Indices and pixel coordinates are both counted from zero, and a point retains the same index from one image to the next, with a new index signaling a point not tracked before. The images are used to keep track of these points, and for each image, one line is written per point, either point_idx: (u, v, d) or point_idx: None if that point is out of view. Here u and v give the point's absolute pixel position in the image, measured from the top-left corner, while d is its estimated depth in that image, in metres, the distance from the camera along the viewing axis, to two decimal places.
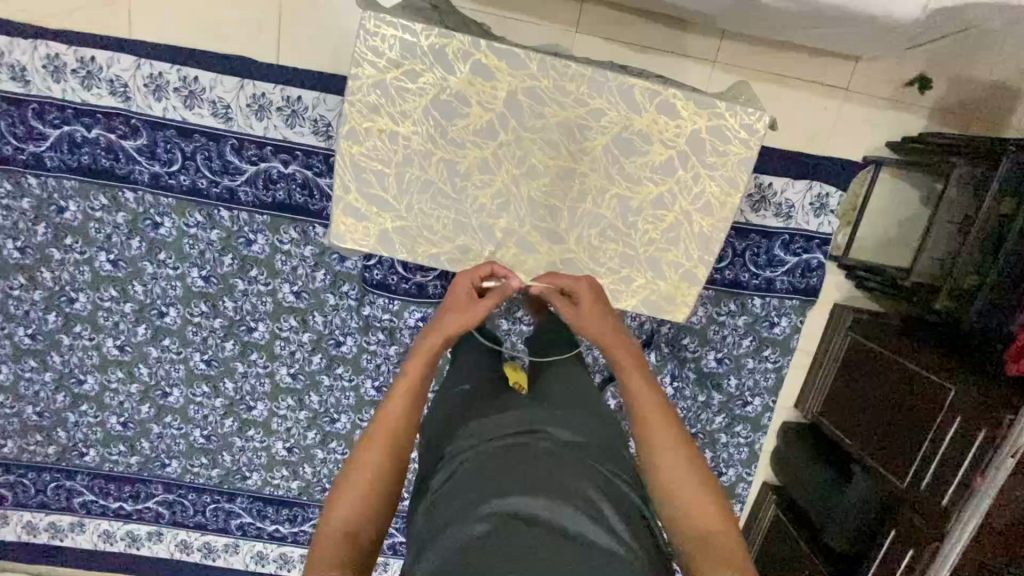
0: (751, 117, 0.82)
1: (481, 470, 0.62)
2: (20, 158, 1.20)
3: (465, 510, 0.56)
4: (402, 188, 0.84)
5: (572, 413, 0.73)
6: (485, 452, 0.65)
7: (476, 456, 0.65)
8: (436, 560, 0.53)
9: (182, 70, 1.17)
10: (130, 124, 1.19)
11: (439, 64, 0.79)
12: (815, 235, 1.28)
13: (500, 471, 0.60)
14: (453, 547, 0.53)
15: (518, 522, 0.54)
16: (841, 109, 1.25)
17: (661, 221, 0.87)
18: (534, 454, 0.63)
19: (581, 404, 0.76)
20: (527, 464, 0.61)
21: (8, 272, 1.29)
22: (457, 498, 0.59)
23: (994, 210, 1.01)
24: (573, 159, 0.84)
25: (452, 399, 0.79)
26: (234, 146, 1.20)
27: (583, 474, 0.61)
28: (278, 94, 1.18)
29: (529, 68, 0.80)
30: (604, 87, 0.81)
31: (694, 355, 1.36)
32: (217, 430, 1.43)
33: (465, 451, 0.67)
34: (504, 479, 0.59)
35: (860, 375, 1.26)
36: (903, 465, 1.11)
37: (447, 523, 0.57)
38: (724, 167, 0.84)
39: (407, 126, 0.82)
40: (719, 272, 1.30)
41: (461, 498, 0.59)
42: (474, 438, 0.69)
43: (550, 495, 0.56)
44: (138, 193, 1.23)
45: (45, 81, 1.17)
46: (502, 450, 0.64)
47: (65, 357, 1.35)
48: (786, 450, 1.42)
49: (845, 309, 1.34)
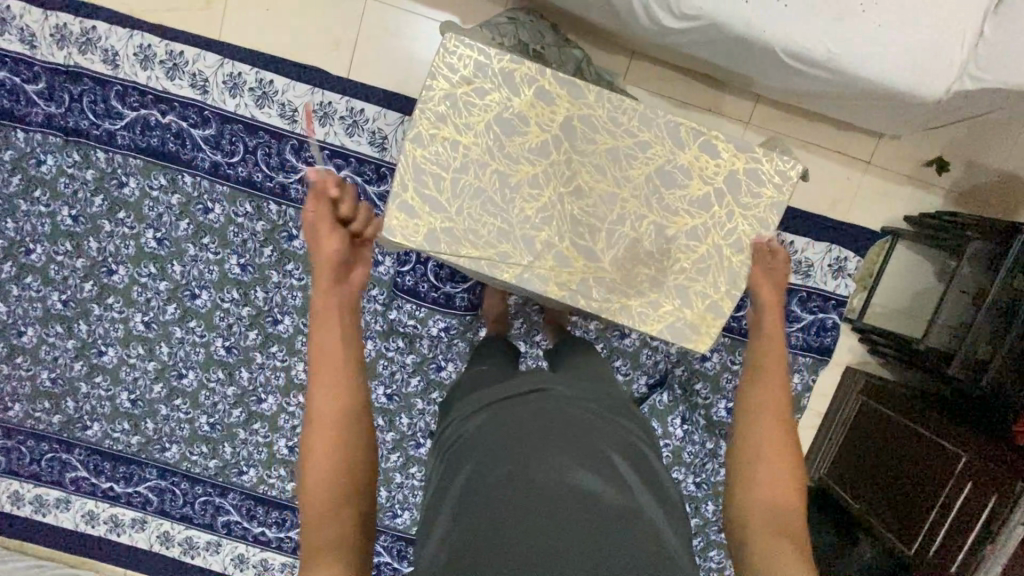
0: (785, 163, 0.91)
1: (497, 441, 0.66)
2: (95, 133, 1.29)
3: (482, 483, 0.62)
4: (455, 192, 0.90)
5: (585, 387, 0.77)
6: (502, 420, 0.69)
7: (491, 425, 0.69)
8: (468, 520, 0.60)
9: (260, 73, 1.28)
10: (202, 115, 1.29)
11: (506, 85, 0.89)
12: (831, 296, 1.33)
13: (513, 446, 0.64)
14: (484, 512, 0.59)
15: (531, 502, 0.59)
16: (862, 181, 1.33)
17: (693, 252, 0.93)
18: (544, 430, 0.66)
19: (594, 383, 0.80)
20: (537, 442, 0.64)
21: (57, 237, 1.34)
22: (474, 467, 0.64)
23: (1008, 284, 1.06)
24: (616, 184, 0.91)
25: (475, 380, 0.84)
26: (294, 146, 1.29)
27: (593, 456, 0.65)
28: (344, 104, 1.28)
29: (587, 98, 0.89)
30: (653, 123, 0.90)
31: (705, 401, 1.36)
32: (223, 420, 1.41)
33: (481, 419, 0.71)
34: (517, 456, 0.63)
35: (866, 437, 1.27)
36: (910, 530, 1.11)
37: (466, 492, 0.63)
38: (758, 208, 0.92)
39: (468, 137, 0.90)
40: (736, 321, 1.34)
41: (478, 469, 0.64)
42: (488, 406, 0.73)
43: (568, 468, 0.62)
44: (196, 178, 1.30)
45: (134, 67, 1.28)
46: (516, 422, 0.68)
47: (91, 327, 1.37)
48: None
49: (856, 372, 1.36)
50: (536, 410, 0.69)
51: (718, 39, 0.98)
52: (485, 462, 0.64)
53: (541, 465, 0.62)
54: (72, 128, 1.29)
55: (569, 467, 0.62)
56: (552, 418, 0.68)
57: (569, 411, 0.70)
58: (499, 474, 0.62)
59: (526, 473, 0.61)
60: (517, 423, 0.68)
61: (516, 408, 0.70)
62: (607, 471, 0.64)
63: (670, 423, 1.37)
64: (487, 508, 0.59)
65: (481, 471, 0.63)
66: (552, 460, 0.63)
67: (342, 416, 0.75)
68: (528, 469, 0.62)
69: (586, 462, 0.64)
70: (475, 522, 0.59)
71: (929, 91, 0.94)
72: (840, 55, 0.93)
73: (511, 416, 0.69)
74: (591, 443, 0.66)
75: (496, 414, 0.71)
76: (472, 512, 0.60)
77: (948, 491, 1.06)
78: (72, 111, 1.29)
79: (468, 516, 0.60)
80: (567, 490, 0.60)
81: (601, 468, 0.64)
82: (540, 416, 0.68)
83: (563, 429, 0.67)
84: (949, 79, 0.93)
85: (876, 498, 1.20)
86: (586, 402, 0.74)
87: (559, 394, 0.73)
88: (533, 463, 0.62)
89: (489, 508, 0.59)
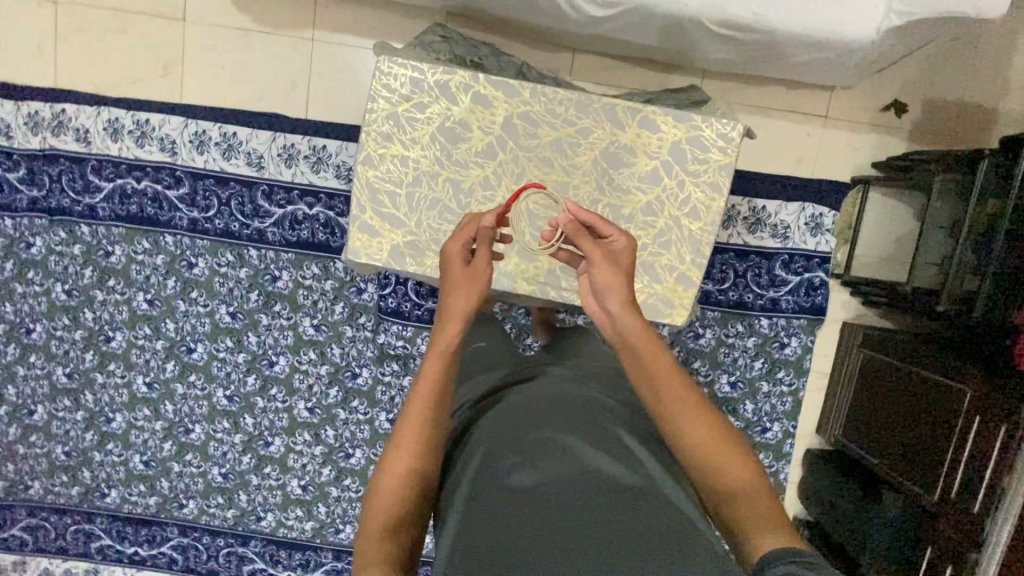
0: (726, 127, 0.92)
1: (508, 428, 0.67)
2: (76, 209, 1.35)
3: (491, 473, 0.63)
4: (412, 206, 0.93)
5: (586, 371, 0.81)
6: (512, 407, 0.71)
7: (502, 415, 0.70)
8: (479, 512, 0.61)
9: (224, 128, 1.33)
10: (174, 175, 1.34)
11: (443, 95, 0.91)
12: (814, 254, 1.33)
13: (522, 432, 0.66)
14: (495, 502, 0.61)
15: (542, 492, 0.60)
16: (824, 137, 1.34)
17: (653, 226, 0.94)
18: (556, 417, 0.67)
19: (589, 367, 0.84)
20: (549, 430, 0.65)
21: (54, 313, 1.38)
22: (487, 451, 0.66)
23: (981, 210, 1.05)
24: (566, 174, 0.93)
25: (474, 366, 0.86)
26: (265, 191, 1.33)
27: (606, 439, 0.66)
28: (306, 144, 1.33)
29: (522, 95, 0.92)
30: (590, 108, 0.92)
31: (706, 379, 1.37)
32: (234, 468, 1.42)
33: (490, 413, 0.72)
34: (529, 441, 0.64)
35: (874, 390, 1.24)
36: (932, 476, 1.08)
37: (483, 475, 0.64)
38: (706, 174, 0.93)
39: (416, 151, 0.92)
40: (722, 294, 1.34)
41: (491, 455, 0.65)
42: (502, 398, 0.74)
43: (579, 448, 0.63)
44: (177, 236, 1.35)
45: (105, 141, 1.34)
46: (527, 410, 0.69)
47: (97, 395, 1.41)
48: (812, 480, 1.37)
49: (853, 327, 1.35)
50: (547, 394, 0.71)
51: (646, 19, 1.00)
52: (496, 448, 0.65)
53: (549, 449, 0.63)
54: (56, 207, 1.35)
55: (582, 450, 0.63)
56: (562, 403, 0.70)
57: (581, 396, 0.72)
58: (510, 459, 0.63)
59: (540, 460, 0.62)
60: (528, 412, 0.69)
61: (523, 396, 0.72)
62: (619, 452, 0.65)
63: None
64: (500, 496, 0.61)
65: (492, 459, 0.64)
66: (561, 445, 0.63)
67: (424, 448, 0.66)
68: (539, 451, 0.63)
69: (600, 443, 0.65)
70: (489, 516, 0.60)
71: (860, 36, 0.96)
72: (765, 16, 0.94)
73: (521, 403, 0.71)
74: (601, 425, 0.67)
75: (503, 403, 0.73)
76: (482, 502, 0.61)
77: (962, 429, 1.03)
78: (53, 192, 1.35)
79: (480, 509, 0.61)
80: (578, 474, 0.61)
81: (615, 450, 0.65)
82: (552, 402, 0.70)
83: (570, 412, 0.69)
84: (876, 20, 0.94)
85: (893, 451, 1.17)
86: (591, 384, 0.77)
87: (564, 383, 0.75)
88: (544, 449, 0.63)
89: (499, 502, 0.60)
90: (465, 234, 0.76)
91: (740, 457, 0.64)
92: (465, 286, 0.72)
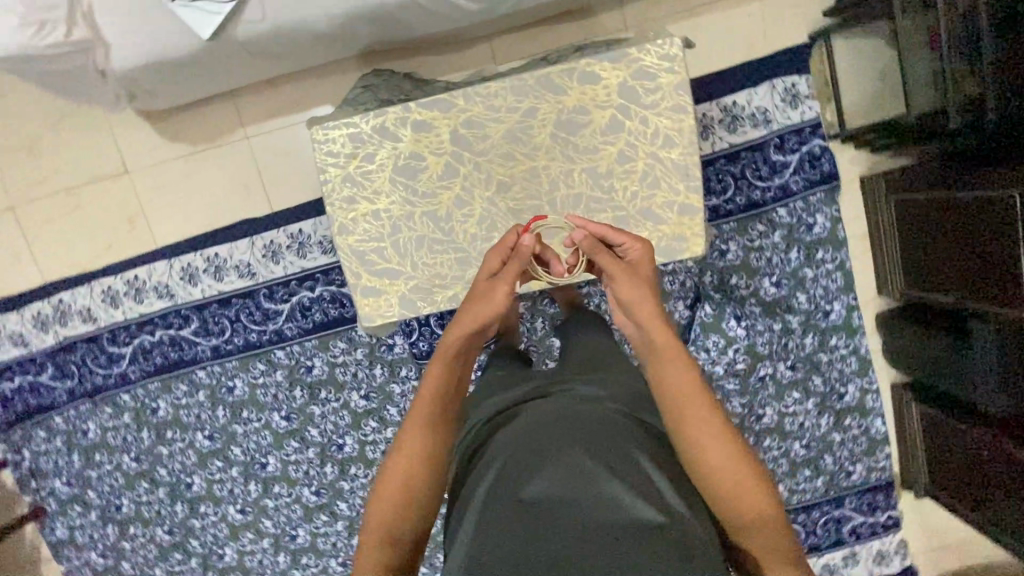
0: (663, 46, 0.88)
1: (524, 448, 0.64)
2: (111, 382, 1.39)
3: (505, 492, 0.61)
4: (401, 253, 0.93)
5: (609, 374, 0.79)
6: (533, 425, 0.67)
7: (518, 433, 0.67)
8: (491, 531, 0.59)
9: (204, 253, 1.35)
10: (181, 315, 1.36)
11: (385, 138, 0.90)
12: (803, 125, 1.29)
13: (537, 452, 0.63)
14: (506, 524, 0.59)
15: (553, 519, 0.58)
16: (764, 9, 1.28)
17: (633, 172, 0.91)
18: (575, 433, 0.64)
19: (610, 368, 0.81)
20: (564, 448, 0.62)
21: (132, 482, 1.43)
22: (502, 467, 0.63)
23: (953, 10, 0.97)
24: (531, 159, 0.91)
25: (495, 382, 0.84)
26: (266, 294, 1.35)
27: (623, 458, 0.62)
28: (284, 234, 1.33)
29: (457, 104, 0.89)
30: (526, 88, 0.89)
31: (749, 290, 1.34)
32: (349, 553, 1.45)
33: (507, 429, 0.69)
34: (545, 464, 0.61)
35: (920, 230, 1.19)
36: (1011, 294, 1.01)
37: (495, 487, 0.62)
38: (663, 100, 0.89)
39: (383, 200, 0.92)
40: (731, 203, 1.31)
41: (504, 472, 0.63)
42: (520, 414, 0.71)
43: (597, 468, 0.60)
44: (207, 368, 1.38)
45: (108, 311, 1.37)
46: (546, 428, 0.66)
47: (202, 539, 1.45)
48: (894, 341, 1.34)
49: (875, 177, 1.31)
50: (561, 413, 0.67)
51: None
52: (510, 468, 0.63)
53: (563, 470, 0.60)
54: (93, 388, 1.39)
55: (598, 472, 0.60)
56: (584, 420, 0.67)
57: (601, 411, 0.69)
58: (523, 482, 0.61)
59: (553, 481, 0.60)
60: (542, 432, 0.65)
61: (551, 407, 0.70)
62: (639, 478, 0.61)
63: (728, 327, 1.34)
64: (513, 519, 0.59)
65: (506, 479, 0.62)
66: (578, 467, 0.60)
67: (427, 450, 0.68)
68: (554, 473, 0.60)
69: (615, 467, 0.61)
70: (499, 538, 0.59)
71: None
72: None
73: (540, 418, 0.68)
74: (621, 444, 0.64)
75: (524, 417, 0.70)
76: (496, 520, 0.60)
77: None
78: (85, 375, 1.39)
79: (494, 524, 0.60)
80: (592, 497, 0.59)
81: (631, 471, 0.61)
82: (568, 418, 0.67)
83: (591, 428, 0.65)
84: None
85: (962, 283, 1.10)
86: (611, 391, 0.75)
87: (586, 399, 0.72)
88: (557, 470, 0.61)
89: (511, 525, 0.59)
90: (502, 248, 0.82)
91: (763, 494, 0.64)
92: (491, 293, 0.77)
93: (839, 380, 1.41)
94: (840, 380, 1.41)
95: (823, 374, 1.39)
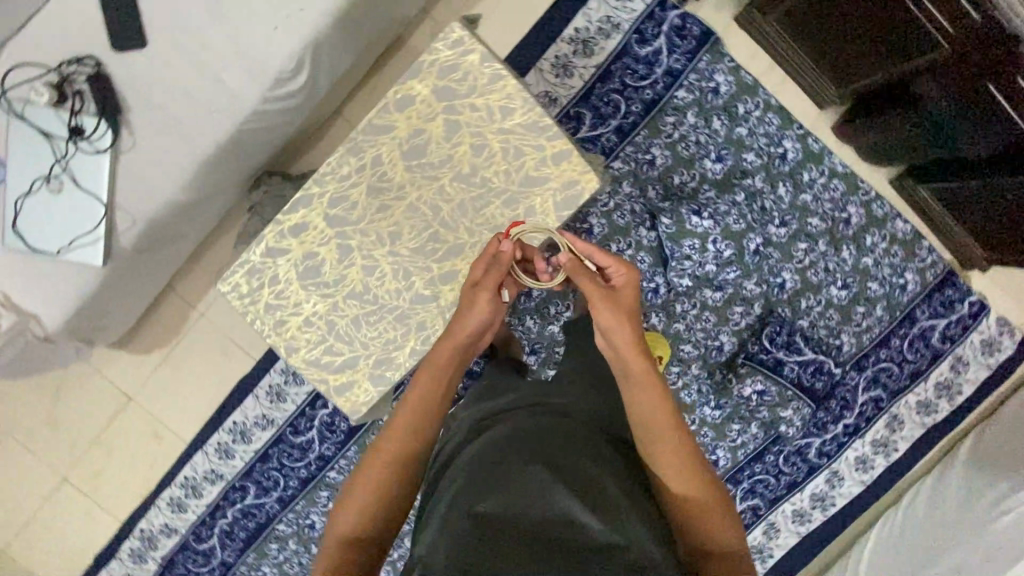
0: (448, 37, 0.89)
1: (491, 462, 0.70)
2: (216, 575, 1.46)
3: (468, 496, 0.67)
4: (348, 341, 0.96)
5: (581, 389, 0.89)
6: (508, 440, 0.74)
7: (489, 449, 0.73)
8: (452, 528, 0.64)
9: (226, 426, 1.42)
10: (238, 487, 1.43)
11: (274, 256, 0.95)
12: (649, 10, 1.27)
13: (503, 465, 0.69)
14: (467, 524, 0.64)
15: (509, 521, 0.63)
16: None
17: (493, 155, 0.91)
18: (542, 447, 0.71)
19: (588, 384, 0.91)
20: (527, 458, 0.69)
21: None
22: (469, 477, 0.70)
23: None
24: (401, 198, 0.93)
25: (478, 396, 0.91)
26: (292, 430, 1.41)
27: (576, 469, 0.69)
28: (277, 372, 1.41)
29: (313, 192, 0.93)
30: (359, 143, 0.91)
31: (696, 180, 1.30)
32: None
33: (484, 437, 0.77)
34: (506, 476, 0.68)
35: (820, 25, 1.12)
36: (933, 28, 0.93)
37: (461, 490, 0.69)
38: (478, 80, 0.90)
39: (305, 308, 0.96)
40: (629, 115, 1.29)
41: (471, 480, 0.69)
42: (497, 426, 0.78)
43: (554, 474, 0.67)
44: (283, 520, 1.43)
45: (181, 516, 1.46)
46: (515, 444, 0.73)
47: None
48: (864, 141, 1.27)
49: (748, 10, 1.25)
50: (528, 432, 0.75)
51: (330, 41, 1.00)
52: (478, 478, 0.69)
53: (524, 478, 0.67)
54: None
55: (551, 480, 0.66)
56: (560, 434, 0.75)
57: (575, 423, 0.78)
58: (487, 490, 0.67)
59: (512, 486, 0.66)
60: (510, 448, 0.72)
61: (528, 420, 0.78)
62: (591, 484, 0.67)
63: (693, 223, 1.27)
64: (474, 518, 0.64)
65: (472, 487, 0.68)
66: (536, 475, 0.67)
67: (401, 453, 0.76)
68: (513, 482, 0.67)
69: (569, 479, 0.67)
70: (458, 535, 0.63)
71: None
72: None
73: (511, 434, 0.75)
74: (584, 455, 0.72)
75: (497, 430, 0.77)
76: (459, 518, 0.65)
77: None
78: None
79: (459, 520, 0.65)
80: (546, 504, 0.64)
81: (580, 481, 0.67)
82: (537, 434, 0.74)
83: (559, 439, 0.73)
84: None
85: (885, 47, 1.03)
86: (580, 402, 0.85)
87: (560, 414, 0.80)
88: (514, 478, 0.67)
89: (470, 524, 0.63)
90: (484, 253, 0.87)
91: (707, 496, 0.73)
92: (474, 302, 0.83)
93: (835, 207, 1.33)
94: (836, 207, 1.33)
95: (815, 211, 1.32)
